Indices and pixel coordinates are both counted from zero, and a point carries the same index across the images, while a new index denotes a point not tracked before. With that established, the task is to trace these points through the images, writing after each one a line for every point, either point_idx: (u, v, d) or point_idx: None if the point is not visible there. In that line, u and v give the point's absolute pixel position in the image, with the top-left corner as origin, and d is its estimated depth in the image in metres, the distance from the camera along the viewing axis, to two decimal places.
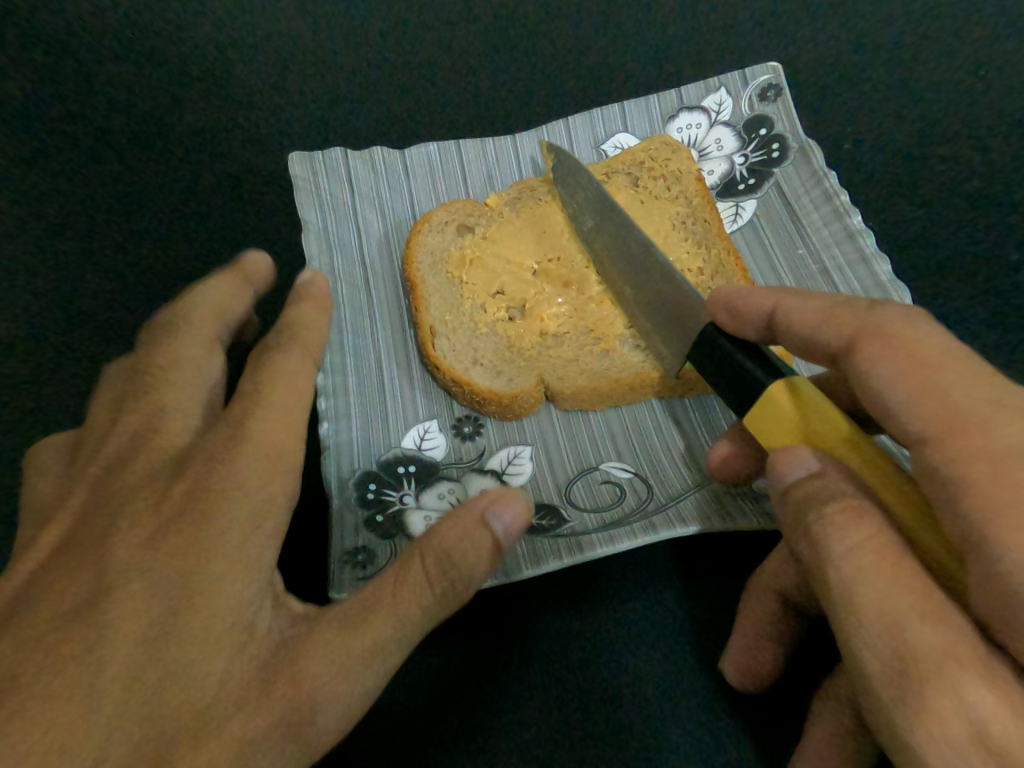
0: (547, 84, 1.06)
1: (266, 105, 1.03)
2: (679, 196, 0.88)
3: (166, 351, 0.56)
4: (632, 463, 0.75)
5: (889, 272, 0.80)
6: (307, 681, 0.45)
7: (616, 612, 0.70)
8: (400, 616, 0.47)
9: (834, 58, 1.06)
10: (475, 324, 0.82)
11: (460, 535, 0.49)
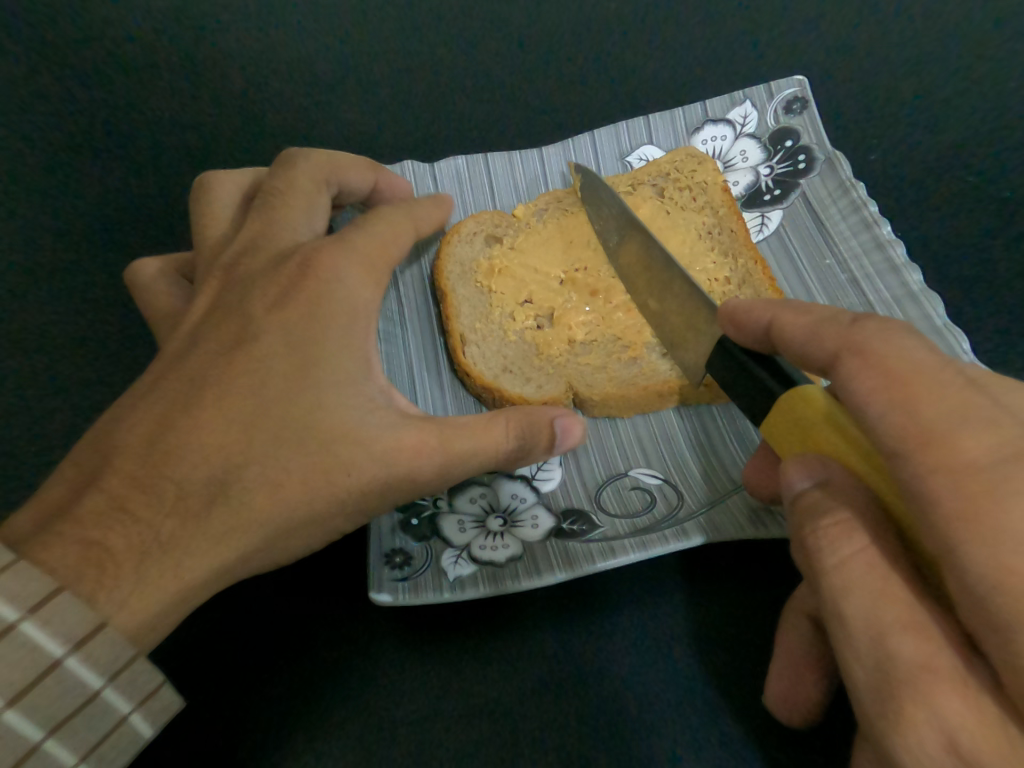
0: (587, 87, 1.07)
1: (305, 108, 1.05)
2: (705, 207, 0.90)
3: (219, 351, 0.60)
4: (661, 470, 0.76)
5: (921, 281, 0.80)
6: (412, 449, 0.59)
7: (623, 614, 0.70)
8: (480, 445, 0.61)
9: (873, 68, 1.05)
10: (505, 332, 0.83)
11: (535, 413, 0.63)
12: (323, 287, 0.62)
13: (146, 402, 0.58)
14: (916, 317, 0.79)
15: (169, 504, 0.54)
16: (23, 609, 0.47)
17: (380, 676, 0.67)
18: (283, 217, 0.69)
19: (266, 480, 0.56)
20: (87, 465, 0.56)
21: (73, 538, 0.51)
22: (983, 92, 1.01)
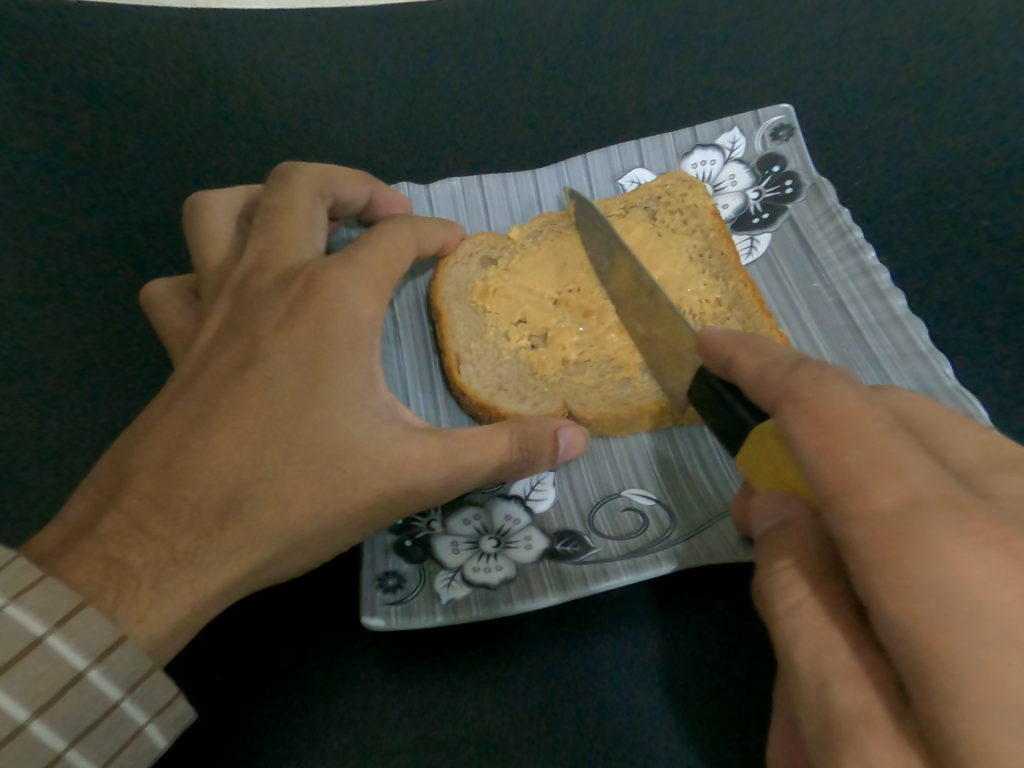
0: (585, 105, 1.08)
1: (304, 120, 1.05)
2: (696, 230, 0.91)
3: (228, 368, 0.61)
4: (653, 491, 0.76)
5: (904, 305, 0.82)
6: (416, 468, 0.60)
7: (612, 642, 0.69)
8: (487, 454, 0.62)
9: (867, 89, 1.07)
10: (499, 351, 0.84)
11: (540, 426, 0.67)
12: (326, 306, 0.63)
13: (162, 422, 0.59)
14: (902, 341, 0.81)
15: (184, 522, 0.54)
16: (50, 622, 0.48)
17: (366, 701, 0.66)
18: (284, 236, 0.69)
19: (274, 496, 0.56)
20: (106, 485, 0.57)
21: (96, 554, 0.53)
22: (972, 117, 1.03)
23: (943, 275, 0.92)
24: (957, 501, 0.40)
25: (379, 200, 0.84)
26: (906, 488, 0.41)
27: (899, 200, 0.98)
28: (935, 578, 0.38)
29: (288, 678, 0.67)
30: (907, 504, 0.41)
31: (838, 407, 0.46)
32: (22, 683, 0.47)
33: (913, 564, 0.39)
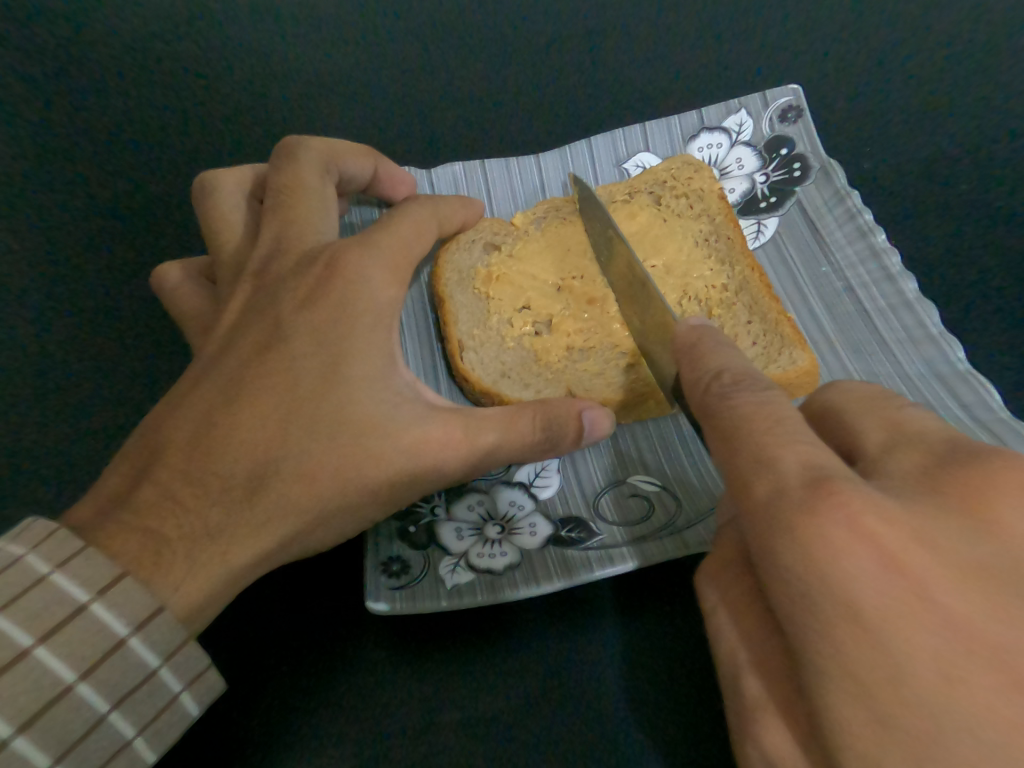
0: (594, 82, 1.06)
1: (310, 103, 1.04)
2: (702, 214, 0.90)
3: (245, 350, 0.60)
4: (659, 477, 0.76)
5: (916, 289, 0.80)
6: (435, 448, 0.60)
7: (589, 637, 0.68)
8: (510, 433, 0.63)
9: (880, 65, 1.05)
10: (503, 337, 0.83)
11: (564, 408, 0.66)
12: (346, 289, 0.61)
13: (187, 401, 0.58)
14: (911, 324, 0.80)
15: (215, 494, 0.54)
16: (93, 591, 0.49)
17: (363, 692, 0.65)
18: (298, 217, 0.68)
19: (301, 471, 0.56)
20: (137, 460, 0.56)
21: (132, 526, 0.52)
22: (976, 96, 1.02)
23: (953, 256, 0.91)
24: (824, 486, 0.40)
25: (383, 176, 0.83)
26: (777, 481, 0.42)
27: (907, 180, 0.96)
28: (798, 565, 0.39)
29: (315, 655, 0.66)
30: (779, 496, 0.41)
31: (748, 413, 0.48)
32: (68, 648, 0.47)
33: (781, 554, 0.40)
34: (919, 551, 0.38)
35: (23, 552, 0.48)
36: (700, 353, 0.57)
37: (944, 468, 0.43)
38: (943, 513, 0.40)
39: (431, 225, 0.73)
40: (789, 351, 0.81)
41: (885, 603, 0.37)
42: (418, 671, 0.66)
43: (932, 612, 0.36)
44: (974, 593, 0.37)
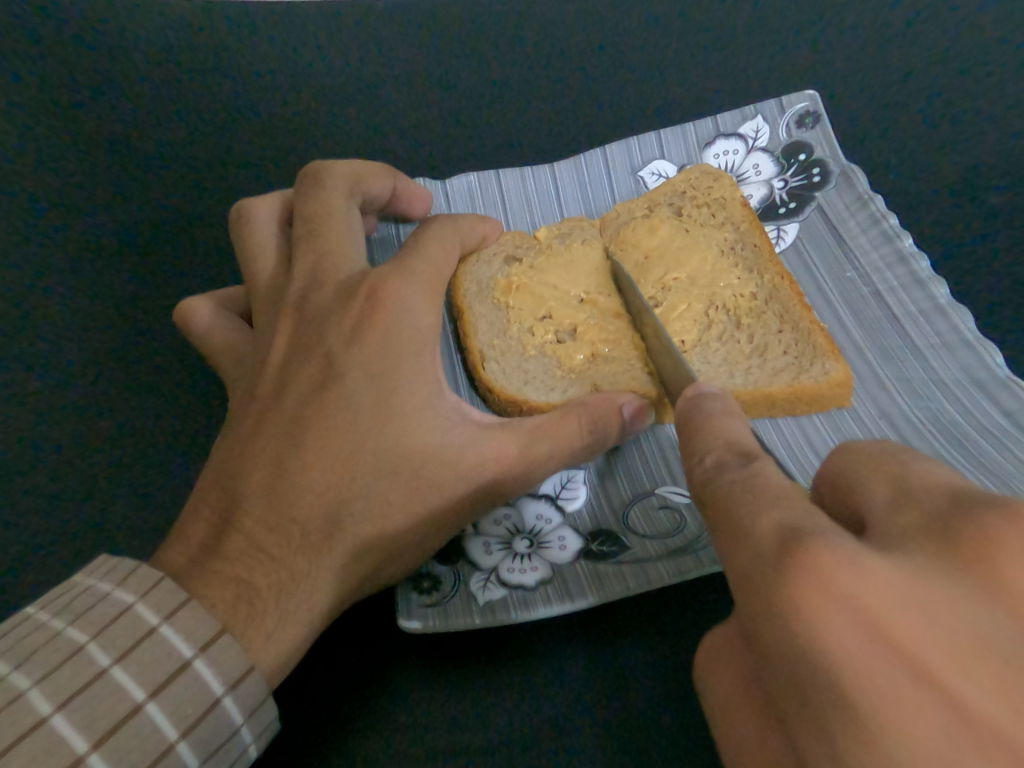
0: (604, 85, 1.07)
1: (326, 118, 1.06)
2: (726, 222, 0.89)
3: (299, 389, 0.60)
4: (689, 489, 0.74)
5: (947, 294, 0.79)
6: (492, 476, 0.61)
7: (585, 663, 0.65)
8: (558, 441, 0.63)
9: (901, 44, 1.02)
10: (524, 346, 0.83)
11: (606, 410, 0.66)
12: (391, 318, 0.61)
13: (258, 446, 0.58)
14: (944, 330, 0.78)
15: (296, 542, 0.55)
16: (196, 646, 0.49)
17: (391, 728, 0.62)
18: (330, 244, 0.68)
19: (372, 509, 0.57)
20: (219, 504, 0.57)
21: (224, 576, 0.53)
22: (1004, 67, 0.98)
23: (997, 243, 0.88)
24: (796, 542, 0.37)
25: (401, 193, 0.83)
26: (753, 548, 0.39)
27: (941, 161, 0.94)
28: (772, 624, 0.37)
29: (358, 693, 0.64)
30: (755, 562, 0.38)
31: (735, 491, 0.44)
32: (173, 704, 0.47)
33: (763, 623, 0.37)
34: (904, 616, 0.34)
35: (134, 600, 0.50)
36: (688, 427, 0.54)
37: (953, 526, 0.37)
38: (942, 569, 0.36)
39: (455, 243, 0.73)
40: (822, 361, 0.79)
41: (873, 682, 0.33)
42: (460, 695, 0.64)
43: (925, 692, 0.32)
44: (979, 674, 0.32)
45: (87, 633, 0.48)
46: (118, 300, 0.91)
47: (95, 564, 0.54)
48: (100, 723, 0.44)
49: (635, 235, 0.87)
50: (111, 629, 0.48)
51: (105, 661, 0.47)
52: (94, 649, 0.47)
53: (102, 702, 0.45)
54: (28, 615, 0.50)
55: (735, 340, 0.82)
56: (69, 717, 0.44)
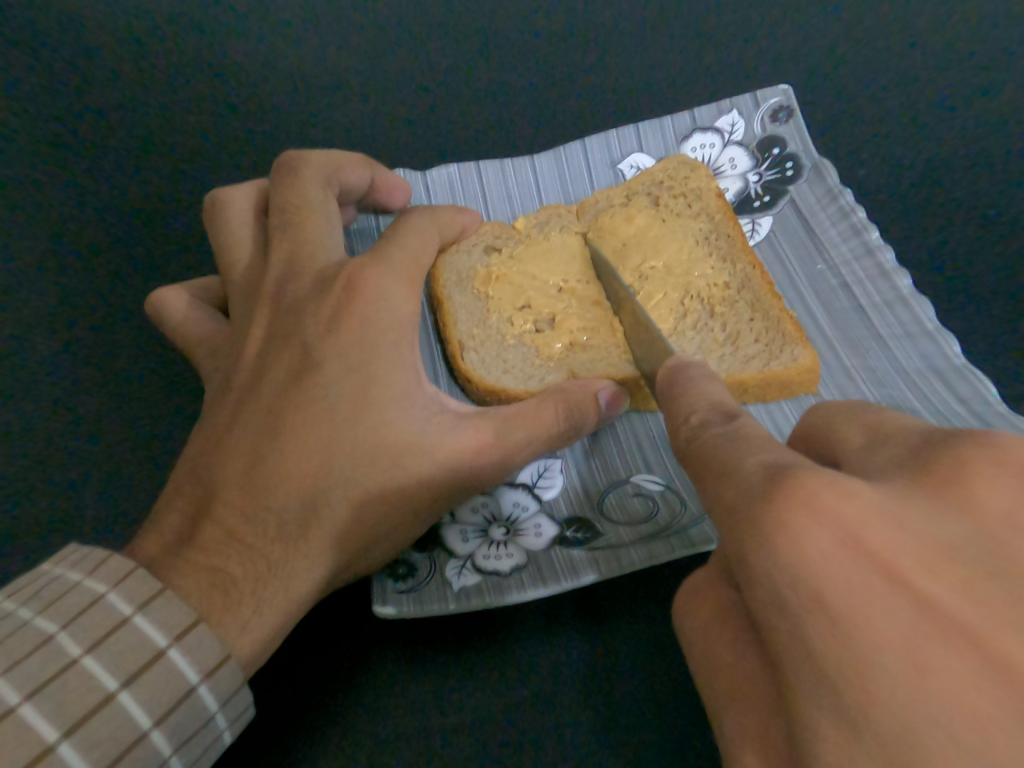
0: (585, 79, 1.07)
1: (303, 106, 1.05)
2: (701, 213, 0.90)
3: (276, 380, 0.60)
4: (663, 476, 0.76)
5: (910, 286, 0.81)
6: (469, 466, 0.61)
7: (560, 646, 0.66)
8: (534, 429, 0.64)
9: (870, 48, 1.05)
10: (503, 336, 0.83)
11: (580, 398, 0.67)
12: (368, 308, 0.62)
13: (235, 437, 0.58)
14: (908, 321, 0.80)
15: (273, 531, 0.56)
16: (170, 634, 0.49)
17: (369, 713, 0.63)
18: (307, 235, 0.68)
19: (350, 499, 0.57)
20: (195, 495, 0.58)
21: (199, 566, 0.54)
22: (964, 76, 1.02)
23: (963, 237, 0.90)
24: (784, 476, 0.38)
25: (380, 183, 0.83)
26: (739, 484, 0.40)
27: (911, 159, 0.96)
28: (755, 551, 0.37)
29: (337, 679, 0.65)
30: (742, 495, 0.39)
31: (718, 443, 0.45)
32: (146, 692, 0.47)
33: (746, 549, 0.38)
34: (883, 530, 0.35)
35: (106, 589, 0.50)
36: (673, 396, 0.56)
37: (928, 461, 0.40)
38: (916, 495, 0.38)
39: (433, 233, 0.73)
40: (791, 348, 0.81)
41: (852, 590, 0.34)
42: (436, 679, 0.65)
43: (900, 595, 0.34)
44: (947, 576, 0.34)
45: (58, 624, 0.48)
46: (93, 290, 0.90)
47: (65, 553, 0.54)
48: (71, 712, 0.45)
49: (613, 223, 0.87)
50: (82, 618, 0.48)
51: (76, 651, 0.47)
52: (66, 638, 0.47)
53: (74, 691, 0.45)
54: None
55: (710, 328, 0.84)
56: (40, 706, 0.44)
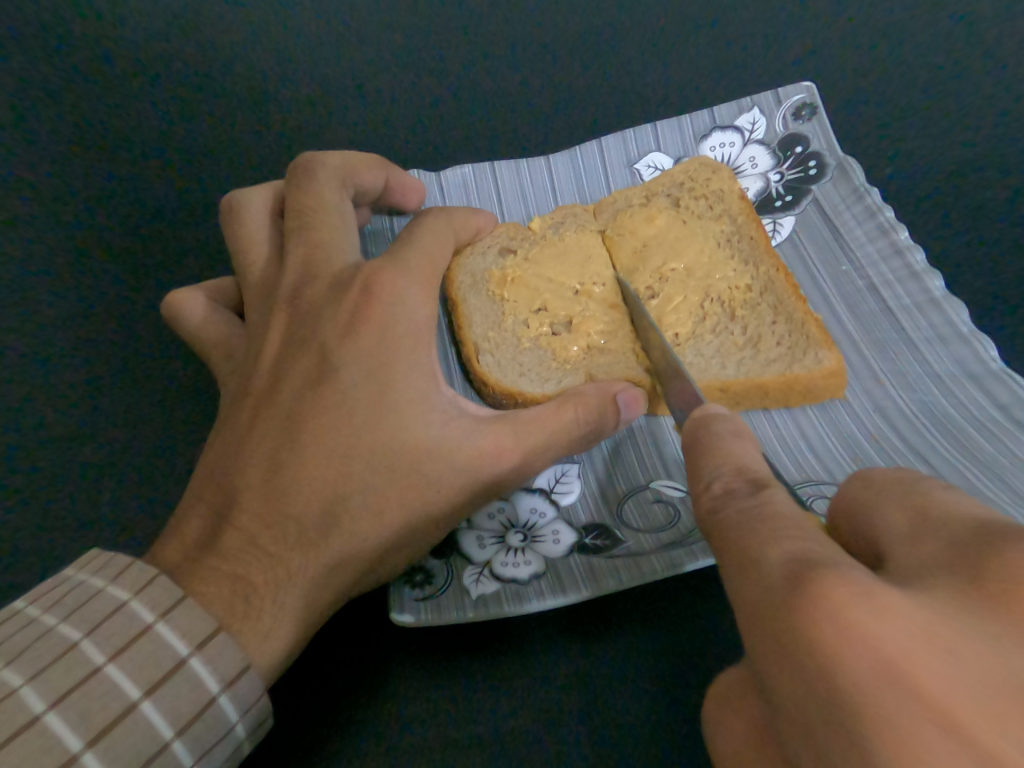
0: (605, 68, 1.04)
1: (317, 98, 1.02)
2: (723, 216, 0.89)
3: (294, 384, 0.59)
4: (683, 483, 0.74)
5: (942, 287, 0.79)
6: (490, 471, 0.60)
7: (581, 657, 0.65)
8: (553, 434, 0.63)
9: (898, 35, 1.02)
10: (519, 339, 0.82)
11: (600, 402, 0.66)
12: (385, 311, 0.61)
13: (253, 442, 0.58)
14: (939, 324, 0.78)
15: (293, 538, 0.55)
16: (192, 644, 0.49)
17: (389, 728, 0.62)
18: (323, 237, 0.67)
19: (369, 506, 0.56)
20: (215, 501, 0.57)
21: (220, 573, 0.53)
22: (995, 64, 0.99)
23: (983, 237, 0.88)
24: (806, 576, 0.34)
25: (395, 185, 0.83)
26: (762, 586, 0.36)
27: (941, 153, 0.93)
28: (779, 658, 0.34)
29: (355, 692, 0.64)
30: (764, 598, 0.35)
31: (742, 524, 0.41)
32: (168, 702, 0.47)
33: (769, 656, 0.35)
34: (927, 658, 0.30)
35: (128, 597, 0.50)
36: (693, 455, 0.51)
37: (982, 564, 0.34)
38: (971, 610, 0.32)
39: (450, 235, 0.72)
40: (815, 351, 0.79)
41: (901, 730, 0.29)
42: (455, 689, 0.64)
43: (959, 747, 0.28)
44: (1015, 727, 0.29)
45: (81, 632, 0.48)
46: (109, 289, 0.90)
47: (89, 559, 0.54)
48: (94, 721, 0.44)
49: (632, 223, 0.86)
50: (105, 626, 0.48)
51: (100, 659, 0.47)
52: (89, 646, 0.47)
53: (96, 700, 0.45)
54: (20, 611, 0.50)
55: (729, 331, 0.82)
56: (64, 715, 0.44)
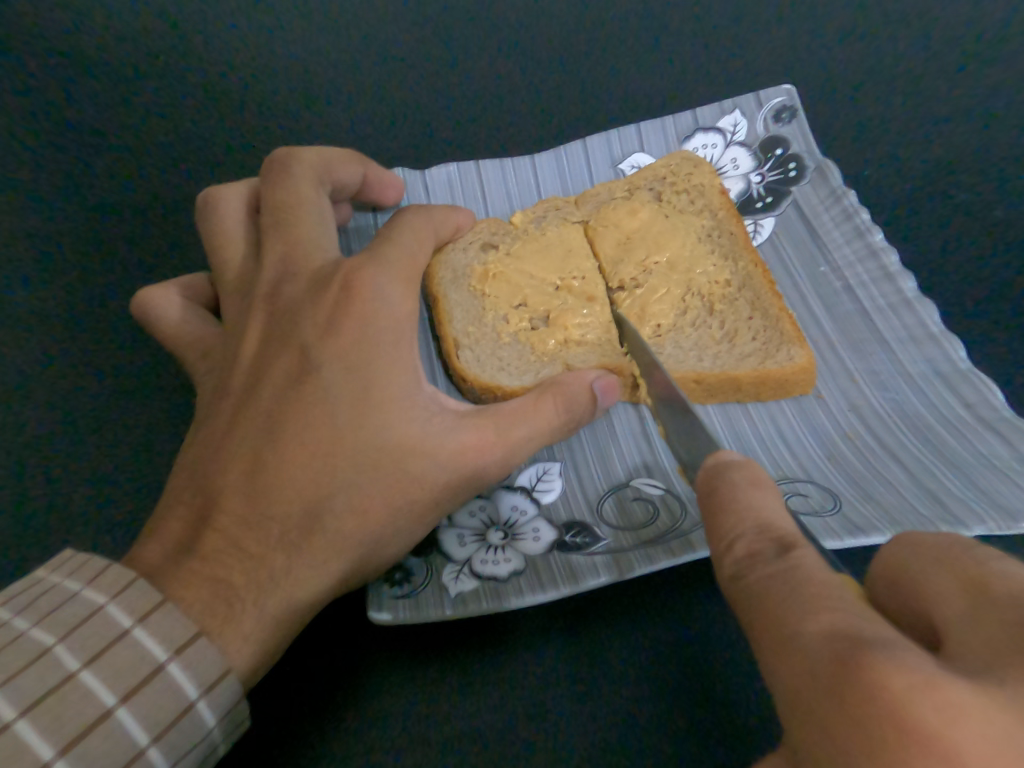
0: (583, 87, 1.09)
1: (301, 115, 1.06)
2: (704, 210, 0.89)
3: (274, 384, 0.59)
4: (664, 480, 0.75)
5: (915, 288, 0.80)
6: (473, 467, 0.60)
7: (559, 655, 0.65)
8: (534, 426, 0.63)
9: (860, 56, 1.07)
10: (499, 334, 0.82)
11: (578, 388, 0.66)
12: (365, 308, 0.61)
13: (234, 442, 0.57)
14: (913, 324, 0.80)
15: (274, 539, 0.54)
16: (170, 648, 0.48)
17: (369, 725, 0.62)
18: (303, 234, 0.67)
19: (353, 505, 0.56)
20: (195, 503, 0.57)
21: (200, 575, 0.53)
22: (952, 79, 1.03)
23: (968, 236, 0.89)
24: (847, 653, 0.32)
25: (373, 181, 0.83)
26: (798, 669, 0.34)
27: (909, 160, 0.96)
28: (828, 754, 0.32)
29: (337, 691, 0.64)
30: (805, 680, 0.33)
31: (774, 591, 0.39)
32: (145, 708, 0.46)
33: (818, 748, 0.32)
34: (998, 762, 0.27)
35: (105, 600, 0.49)
36: (711, 510, 0.49)
37: None
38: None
39: (430, 233, 0.72)
40: (788, 347, 0.80)
41: None
42: (434, 687, 0.64)
43: None
44: None
45: (56, 636, 0.47)
46: (92, 293, 0.90)
47: (63, 562, 0.53)
48: (68, 728, 0.44)
49: (615, 217, 0.86)
50: (81, 630, 0.48)
51: (74, 664, 0.46)
52: (63, 651, 0.46)
53: (70, 707, 0.44)
54: None
55: (708, 325, 0.83)
56: (35, 722, 0.43)
